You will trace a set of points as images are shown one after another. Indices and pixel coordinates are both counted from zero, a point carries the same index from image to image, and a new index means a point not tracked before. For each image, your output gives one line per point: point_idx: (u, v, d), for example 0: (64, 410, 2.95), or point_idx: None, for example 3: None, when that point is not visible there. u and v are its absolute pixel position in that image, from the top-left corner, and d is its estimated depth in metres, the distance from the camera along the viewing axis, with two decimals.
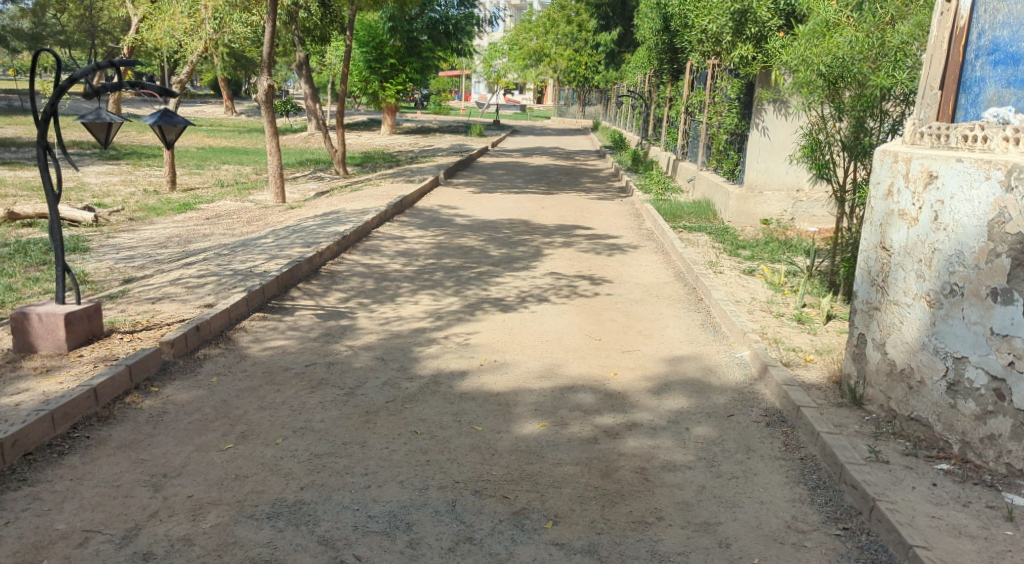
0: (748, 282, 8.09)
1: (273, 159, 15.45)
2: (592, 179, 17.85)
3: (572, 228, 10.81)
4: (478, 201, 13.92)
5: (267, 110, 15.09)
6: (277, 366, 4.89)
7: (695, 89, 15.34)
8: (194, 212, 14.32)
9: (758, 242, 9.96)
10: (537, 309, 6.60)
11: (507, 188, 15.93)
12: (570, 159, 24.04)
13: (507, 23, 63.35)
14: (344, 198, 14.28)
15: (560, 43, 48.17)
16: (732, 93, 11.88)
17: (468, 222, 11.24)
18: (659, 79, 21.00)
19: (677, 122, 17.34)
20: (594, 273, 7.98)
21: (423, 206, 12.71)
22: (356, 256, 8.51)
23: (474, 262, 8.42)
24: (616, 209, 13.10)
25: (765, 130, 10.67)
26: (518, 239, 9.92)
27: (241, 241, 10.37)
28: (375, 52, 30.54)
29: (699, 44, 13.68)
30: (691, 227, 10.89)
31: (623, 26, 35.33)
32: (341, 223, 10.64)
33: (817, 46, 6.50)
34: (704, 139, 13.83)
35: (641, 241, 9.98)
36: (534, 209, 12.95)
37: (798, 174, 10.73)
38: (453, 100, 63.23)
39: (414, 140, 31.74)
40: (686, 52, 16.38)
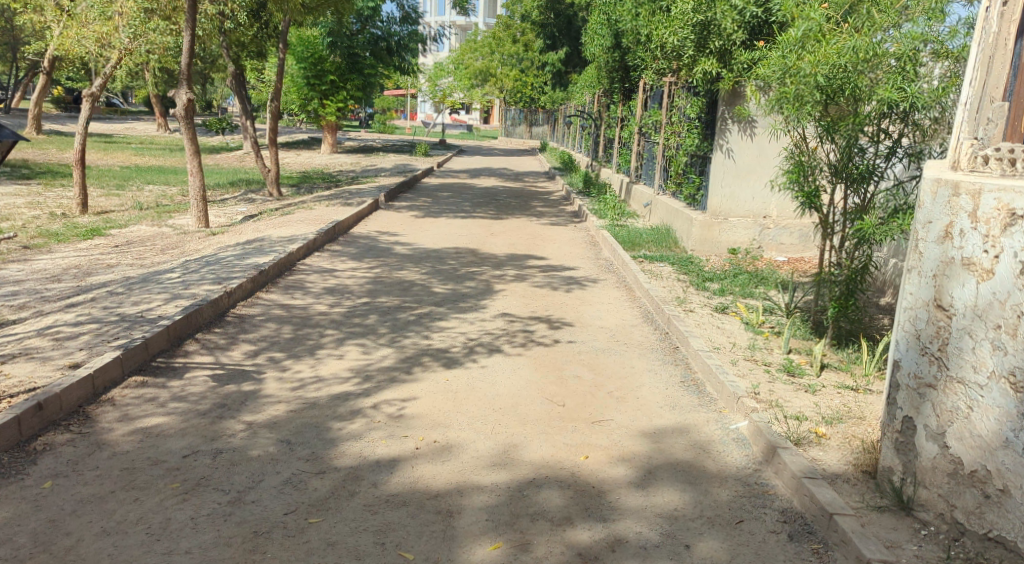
0: (723, 323, 7.20)
1: (195, 179, 14.15)
2: (542, 203, 16.94)
3: (524, 258, 9.84)
4: (420, 226, 12.87)
5: (188, 125, 13.83)
6: (144, 459, 3.77)
7: (651, 108, 14.56)
8: (103, 238, 12.94)
9: (726, 273, 9.12)
10: (486, 362, 5.55)
11: (452, 212, 14.90)
12: (519, 180, 23.15)
13: (453, 43, 62.63)
14: (273, 223, 13.06)
15: (506, 63, 47.63)
16: (692, 112, 11.03)
17: (407, 251, 10.18)
18: (610, 98, 20.26)
19: (629, 143, 16.59)
20: (550, 314, 6.98)
21: (359, 232, 11.60)
22: (275, 294, 7.36)
23: (412, 301, 7.35)
24: (570, 235, 12.17)
25: (730, 151, 9.93)
26: (463, 272, 8.89)
27: (146, 275, 9.13)
28: (313, 68, 29.23)
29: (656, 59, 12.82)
30: (650, 257, 10.02)
31: (570, 46, 34.80)
32: (264, 252, 9.45)
33: (813, 54, 5.60)
34: (661, 160, 13.00)
35: (598, 273, 9.05)
36: (481, 235, 11.94)
37: (765, 199, 10.00)
38: (397, 119, 62.16)
39: (356, 159, 30.54)
40: (640, 70, 15.65)
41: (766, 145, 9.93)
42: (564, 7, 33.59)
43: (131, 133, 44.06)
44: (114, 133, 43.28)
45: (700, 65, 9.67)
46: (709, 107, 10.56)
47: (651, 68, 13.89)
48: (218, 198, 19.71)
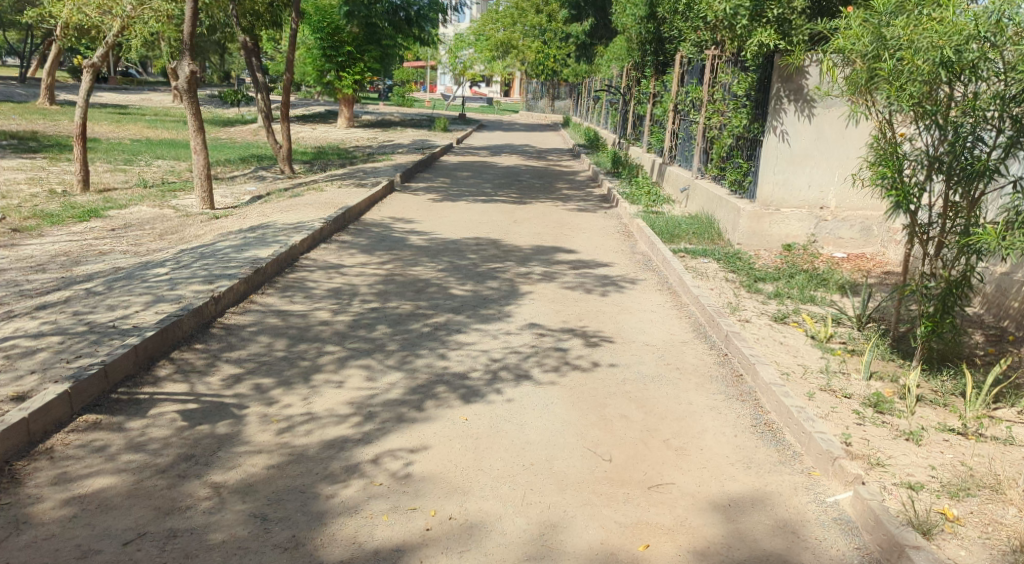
0: (786, 337, 6.22)
1: (198, 158, 13.33)
2: (567, 184, 15.95)
3: (551, 254, 8.94)
4: (437, 212, 11.96)
5: (190, 100, 12.94)
6: (74, 546, 2.91)
7: (691, 82, 13.50)
8: (99, 220, 12.17)
9: (778, 271, 8.17)
10: (512, 394, 4.63)
11: (472, 195, 13.97)
12: (542, 158, 22.12)
13: (474, 13, 61.16)
14: (280, 207, 12.20)
15: (529, 33, 46.33)
16: (740, 89, 10.01)
17: (423, 244, 9.27)
18: (641, 71, 19.15)
19: (663, 121, 15.55)
20: (585, 325, 6.07)
21: (372, 219, 10.70)
22: (270, 298, 6.47)
23: (426, 310, 6.44)
24: (602, 222, 11.23)
25: (785, 135, 8.96)
26: (484, 271, 7.97)
27: (136, 266, 8.30)
28: (330, 39, 28.28)
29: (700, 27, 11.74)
30: (692, 251, 9.09)
31: (596, 17, 33.39)
32: (264, 243, 8.56)
33: (929, 21, 4.65)
34: (701, 139, 12.00)
35: (635, 272, 8.12)
36: (504, 223, 11.01)
37: (823, 188, 8.99)
38: (417, 92, 61.04)
39: (373, 134, 29.62)
40: (677, 40, 14.54)
41: (826, 126, 8.87)
42: None
43: (147, 104, 43.40)
44: (129, 104, 42.57)
45: (754, 35, 8.60)
46: (760, 82, 9.54)
47: (692, 37, 12.85)
48: (227, 175, 18.89)
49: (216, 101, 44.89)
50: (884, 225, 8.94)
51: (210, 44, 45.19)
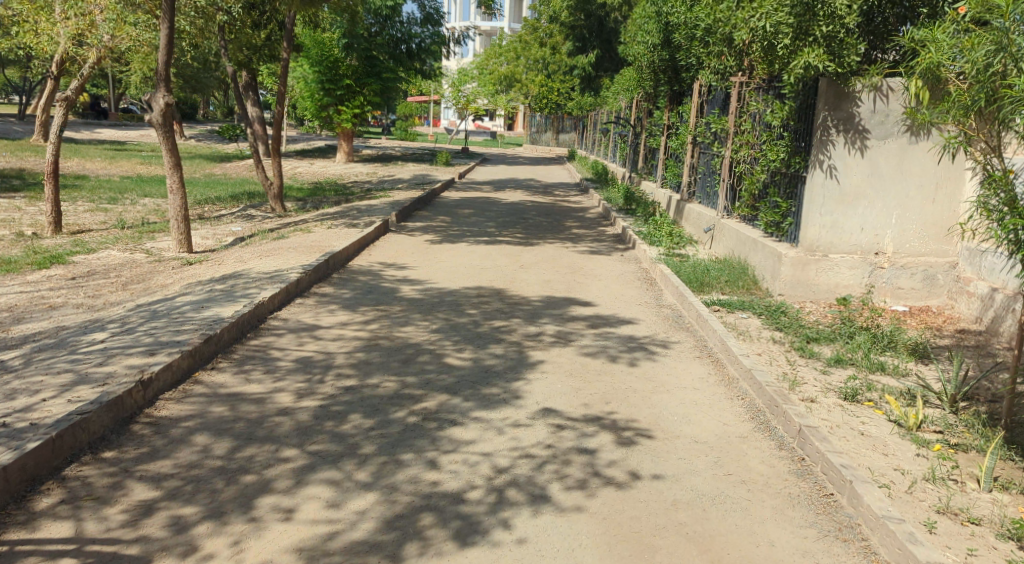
0: (864, 421, 4.95)
1: (173, 198, 12.33)
2: (577, 222, 14.81)
3: (564, 309, 7.77)
4: (435, 255, 10.82)
5: (166, 135, 11.92)
6: None
7: (713, 111, 12.45)
8: (61, 267, 11.06)
9: (831, 329, 6.99)
10: (525, 530, 3.36)
11: (474, 234, 12.83)
12: (548, 193, 21.08)
13: (477, 47, 60.88)
14: (260, 251, 11.08)
15: (532, 67, 46.22)
16: (776, 119, 8.91)
17: (417, 295, 8.08)
18: (652, 103, 18.27)
19: (680, 155, 14.54)
20: (613, 412, 4.82)
21: (360, 266, 9.53)
22: (221, 376, 5.26)
23: (414, 390, 5.21)
24: (621, 266, 10.09)
25: (833, 171, 7.85)
26: (487, 332, 6.75)
27: (78, 326, 7.11)
28: (329, 72, 27.31)
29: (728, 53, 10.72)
30: (728, 304, 7.94)
31: (601, 48, 34.01)
32: (229, 299, 7.38)
33: None
34: (729, 173, 10.92)
35: (664, 331, 6.93)
36: (510, 268, 9.86)
37: (878, 231, 7.88)
38: (420, 127, 60.71)
39: (373, 169, 28.68)
40: (697, 68, 13.58)
41: (880, 161, 7.76)
42: (594, 7, 33.10)
43: (145, 140, 42.79)
44: (127, 140, 41.88)
45: (799, 57, 7.41)
46: (802, 110, 8.42)
47: (717, 61, 11.83)
48: (214, 213, 17.86)
49: (216, 137, 44.26)
50: (949, 273, 7.82)
51: (210, 80, 44.72)
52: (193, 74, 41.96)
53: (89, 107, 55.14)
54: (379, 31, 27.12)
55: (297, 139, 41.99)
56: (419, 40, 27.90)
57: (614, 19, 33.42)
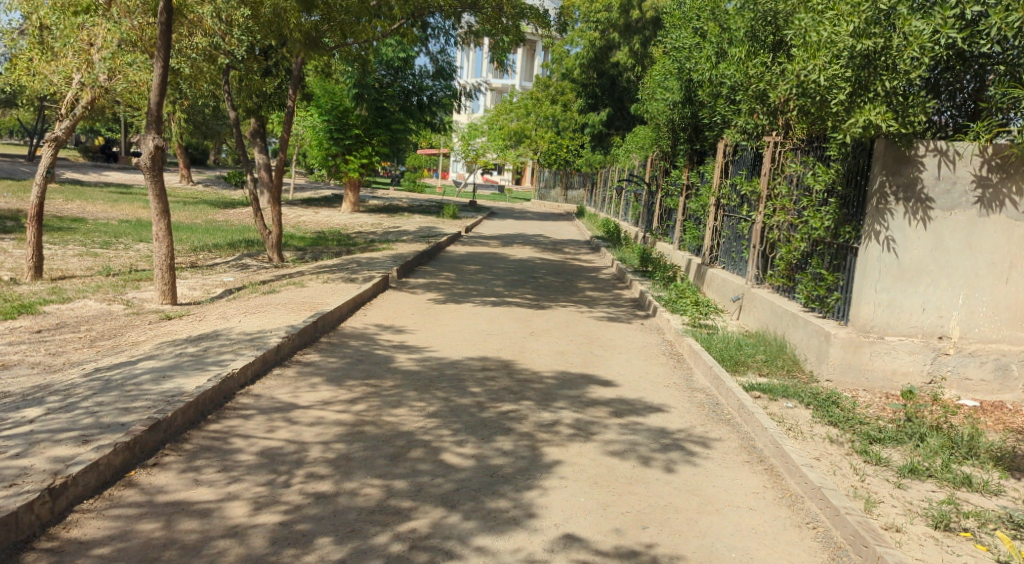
0: (968, 562, 3.90)
1: (158, 245, 11.45)
2: (590, 283, 13.84)
3: (581, 389, 6.76)
4: (437, 317, 9.86)
5: (154, 178, 11.06)
6: None
7: (741, 172, 11.60)
8: (28, 318, 10.12)
9: (895, 428, 6.01)
10: None
11: (479, 294, 11.88)
12: (558, 250, 20.25)
13: (488, 102, 60.82)
14: (246, 307, 10.14)
15: (542, 124, 46.07)
16: (821, 183, 8.00)
17: (413, 367, 7.09)
18: (670, 161, 17.50)
19: (702, 216, 13.67)
20: (653, 546, 3.86)
21: (353, 329, 8.56)
22: (163, 475, 4.26)
23: (402, 500, 4.20)
24: (643, 337, 9.11)
25: (891, 243, 6.91)
26: (493, 417, 5.74)
27: (18, 395, 6.14)
28: (337, 121, 26.81)
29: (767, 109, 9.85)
30: (769, 389, 6.95)
31: (613, 107, 33.65)
32: (197, 366, 6.41)
33: None
34: (758, 240, 10.03)
35: (701, 422, 5.92)
36: (519, 335, 8.88)
37: (941, 313, 6.93)
38: (428, 180, 60.54)
39: (378, 219, 27.92)
40: (724, 126, 12.77)
41: (945, 234, 6.85)
42: (607, 66, 32.64)
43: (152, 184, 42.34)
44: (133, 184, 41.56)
45: (859, 113, 6.44)
46: (852, 172, 7.52)
47: (746, 120, 10.99)
48: (207, 261, 16.98)
49: (222, 183, 43.85)
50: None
51: (220, 126, 44.46)
52: (202, 120, 41.68)
53: (99, 150, 55.12)
54: (391, 82, 26.75)
55: (303, 188, 41.54)
56: (430, 93, 27.63)
57: (627, 78, 32.92)
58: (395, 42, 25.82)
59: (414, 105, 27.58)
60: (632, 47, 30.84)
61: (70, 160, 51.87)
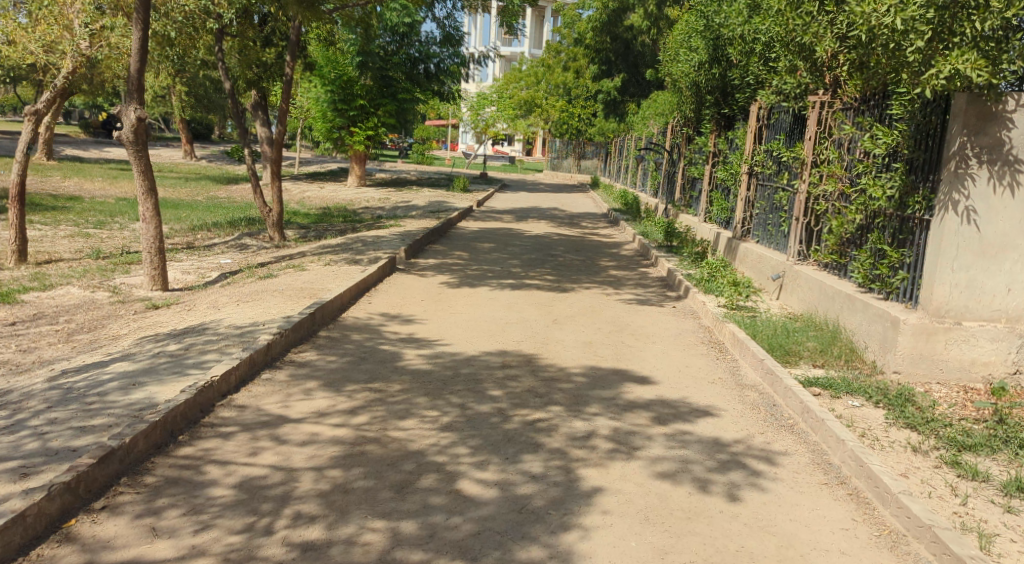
0: None
1: (147, 227, 10.64)
2: (613, 261, 12.94)
3: (617, 390, 5.90)
4: (449, 303, 9.00)
5: (138, 155, 10.22)
6: None
7: (778, 136, 10.68)
8: (5, 309, 9.33)
9: (985, 432, 5.16)
10: None
11: (495, 275, 11.00)
12: (574, 224, 19.35)
13: (497, 71, 59.47)
14: (240, 293, 9.30)
15: (552, 93, 44.88)
16: (882, 146, 7.07)
17: (424, 366, 6.24)
18: (694, 127, 16.51)
19: (732, 186, 12.75)
20: None
21: (356, 319, 7.71)
22: (113, 524, 3.43)
23: (411, 552, 3.37)
24: (678, 323, 8.23)
25: (972, 214, 5.99)
26: (517, 430, 4.89)
27: None
28: (341, 92, 25.97)
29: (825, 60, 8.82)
30: (829, 383, 6.08)
31: (627, 72, 32.42)
32: (174, 370, 5.56)
33: None
34: (801, 211, 9.15)
35: (760, 429, 5.07)
36: (540, 323, 8.03)
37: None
38: (436, 152, 59.54)
39: (386, 194, 27.03)
40: (759, 87, 11.78)
41: None
42: (621, 30, 31.40)
43: (155, 161, 41.50)
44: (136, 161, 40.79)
45: (946, 61, 5.52)
46: (922, 133, 6.60)
47: (788, 77, 10.03)
48: (206, 242, 16.16)
49: (227, 159, 42.98)
50: None
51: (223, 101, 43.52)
52: (205, 94, 40.74)
53: (102, 127, 54.42)
54: (397, 49, 25.46)
55: (309, 163, 40.66)
56: (437, 61, 26.03)
57: (641, 42, 31.68)
58: (400, 6, 24.31)
59: (420, 74, 26.18)
60: (646, 9, 29.54)
61: (74, 138, 51.10)
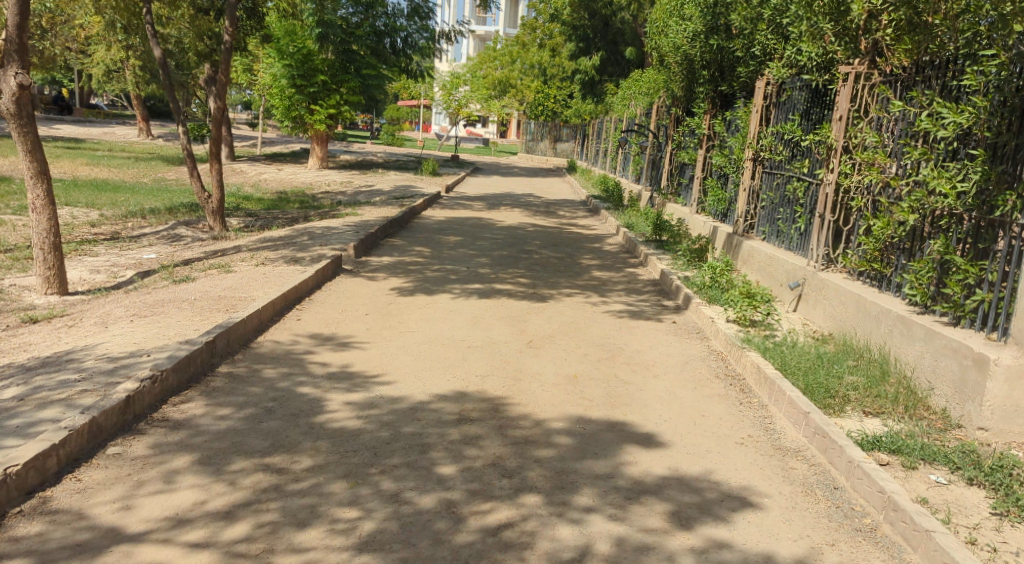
0: None
1: (35, 218, 8.82)
2: (596, 259, 11.30)
3: (615, 459, 4.29)
4: (400, 316, 7.32)
5: (19, 129, 8.41)
6: None
7: (792, 116, 9.08)
8: None
9: None
10: None
11: (459, 278, 9.32)
12: (551, 213, 17.74)
13: (470, 49, 57.51)
14: (143, 303, 7.53)
15: (527, 72, 43.08)
16: (949, 126, 5.54)
17: (350, 423, 4.57)
18: (684, 107, 14.93)
19: (730, 174, 11.21)
20: None
21: (275, 345, 5.99)
22: None
23: None
24: (683, 348, 6.59)
25: None
26: (473, 549, 3.27)
27: None
28: (300, 66, 24.02)
29: (862, 24, 7.29)
30: (896, 444, 4.48)
31: (606, 51, 30.76)
32: None
33: None
34: (824, 206, 7.59)
35: (828, 540, 3.56)
36: (512, 348, 6.39)
37: None
38: (407, 133, 57.50)
39: (348, 177, 25.21)
40: (768, 60, 10.20)
41: None
42: (599, 6, 29.69)
43: (107, 139, 39.12)
44: (86, 138, 38.46)
45: None
46: (1012, 107, 5.14)
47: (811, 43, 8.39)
48: (135, 231, 14.26)
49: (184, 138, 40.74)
50: None
51: None
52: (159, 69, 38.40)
53: (54, 103, 51.78)
54: (360, 22, 23.62)
55: (272, 143, 38.58)
56: (405, 35, 23.50)
57: (621, 19, 30.06)
58: None
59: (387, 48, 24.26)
60: None
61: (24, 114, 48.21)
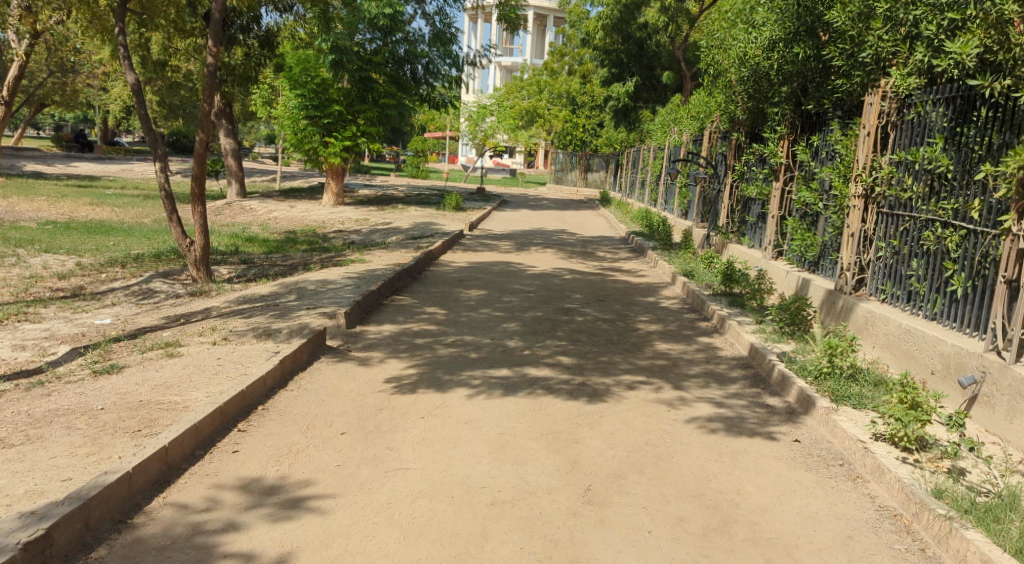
0: None
1: None
2: (656, 322, 8.91)
3: None
4: (391, 435, 4.98)
5: None
6: None
7: (931, 139, 6.75)
8: None
9: None
10: None
11: (480, 358, 6.98)
12: (589, 255, 15.38)
13: (496, 79, 55.90)
14: (30, 412, 5.30)
15: (556, 101, 40.98)
16: None
17: None
18: (749, 131, 12.61)
19: (825, 214, 8.86)
20: None
21: (177, 516, 3.72)
22: None
23: None
24: (830, 504, 4.17)
25: None
26: None
27: None
28: (315, 95, 21.51)
29: None
30: None
31: (641, 76, 28.64)
32: None
33: None
34: (1013, 266, 5.22)
35: None
36: (563, 506, 4.03)
37: None
38: (432, 165, 55.71)
39: (365, 214, 23.15)
40: (881, 69, 7.90)
41: None
42: (633, 29, 27.23)
43: (122, 175, 37.65)
44: (101, 175, 36.99)
45: None
46: None
47: (980, 38, 6.07)
48: (104, 285, 12.12)
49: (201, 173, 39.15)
50: None
51: None
52: None
53: (75, 140, 50.78)
54: (379, 49, 21.42)
55: (291, 178, 36.80)
56: (427, 61, 21.96)
57: (657, 42, 27.96)
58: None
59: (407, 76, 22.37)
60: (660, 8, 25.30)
61: (43, 152, 47.06)
